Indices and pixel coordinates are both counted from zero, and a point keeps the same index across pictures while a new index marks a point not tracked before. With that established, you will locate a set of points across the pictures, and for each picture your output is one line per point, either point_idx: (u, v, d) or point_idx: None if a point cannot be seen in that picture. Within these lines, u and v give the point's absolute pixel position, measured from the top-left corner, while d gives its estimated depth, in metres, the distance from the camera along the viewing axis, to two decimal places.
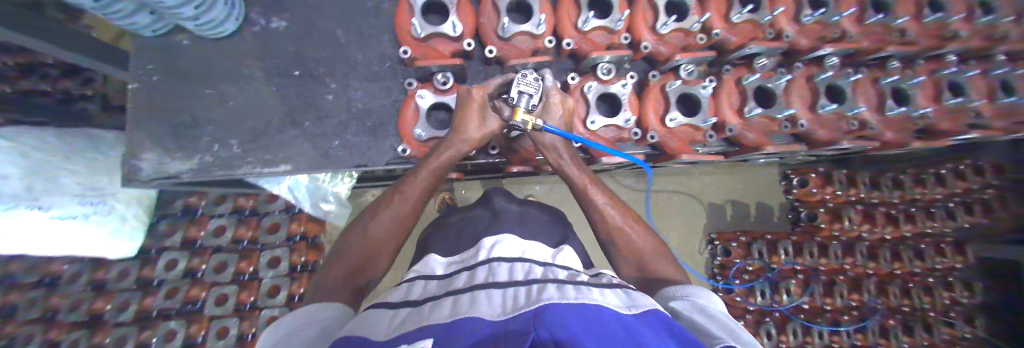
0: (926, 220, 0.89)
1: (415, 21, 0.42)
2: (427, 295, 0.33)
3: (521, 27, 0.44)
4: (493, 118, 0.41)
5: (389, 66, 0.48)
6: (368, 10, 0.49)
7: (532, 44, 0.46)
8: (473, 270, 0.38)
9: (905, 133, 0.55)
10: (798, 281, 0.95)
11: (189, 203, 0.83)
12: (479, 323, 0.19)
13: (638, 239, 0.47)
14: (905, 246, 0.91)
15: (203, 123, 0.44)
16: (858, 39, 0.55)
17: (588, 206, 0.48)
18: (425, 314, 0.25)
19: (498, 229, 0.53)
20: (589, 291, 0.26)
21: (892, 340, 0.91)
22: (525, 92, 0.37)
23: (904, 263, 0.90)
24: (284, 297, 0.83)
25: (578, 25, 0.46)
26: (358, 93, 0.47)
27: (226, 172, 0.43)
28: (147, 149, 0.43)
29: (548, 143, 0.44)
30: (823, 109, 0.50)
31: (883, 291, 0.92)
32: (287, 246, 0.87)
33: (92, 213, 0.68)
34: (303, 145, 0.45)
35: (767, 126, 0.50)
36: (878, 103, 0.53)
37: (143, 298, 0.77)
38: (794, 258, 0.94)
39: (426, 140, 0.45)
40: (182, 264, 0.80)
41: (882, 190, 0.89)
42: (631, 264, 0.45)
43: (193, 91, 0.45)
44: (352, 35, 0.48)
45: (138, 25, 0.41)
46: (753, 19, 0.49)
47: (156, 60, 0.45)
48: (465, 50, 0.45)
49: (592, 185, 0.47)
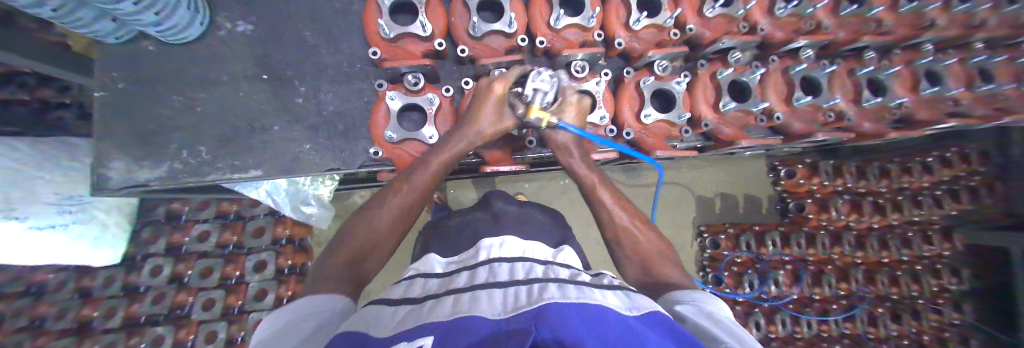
0: (914, 209, 0.90)
1: (384, 23, 0.42)
2: (428, 292, 0.33)
3: (493, 27, 0.44)
4: (510, 114, 0.42)
5: (359, 67, 0.48)
6: (337, 9, 0.49)
7: (504, 44, 0.46)
8: (471, 273, 0.37)
9: (876, 122, 0.56)
10: (786, 272, 0.96)
11: (175, 209, 0.84)
12: (478, 322, 0.19)
13: (641, 239, 0.46)
14: (891, 234, 0.93)
15: (171, 130, 0.44)
16: (829, 29, 0.55)
17: (593, 202, 0.49)
18: (426, 312, 0.25)
19: (497, 229, 0.53)
20: (589, 293, 0.26)
21: (880, 329, 0.94)
22: (539, 89, 0.40)
23: (891, 251, 0.91)
24: (272, 301, 0.84)
25: (550, 23, 0.46)
26: (326, 95, 0.47)
27: (195, 179, 0.44)
28: (115, 157, 0.43)
29: (560, 142, 0.45)
30: (800, 101, 0.50)
31: (871, 280, 0.93)
32: (272, 250, 0.87)
33: (71, 222, 0.69)
34: (272, 149, 0.45)
35: (743, 119, 0.51)
36: (855, 94, 0.54)
37: (129, 305, 0.77)
38: (782, 250, 0.94)
39: (397, 141, 0.45)
40: (167, 270, 0.79)
41: (870, 179, 0.90)
42: (636, 266, 0.44)
43: (161, 95, 0.45)
44: (319, 35, 0.48)
45: (100, 32, 0.41)
46: (727, 12, 0.49)
47: (120, 65, 0.45)
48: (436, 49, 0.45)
49: (598, 186, 0.48)
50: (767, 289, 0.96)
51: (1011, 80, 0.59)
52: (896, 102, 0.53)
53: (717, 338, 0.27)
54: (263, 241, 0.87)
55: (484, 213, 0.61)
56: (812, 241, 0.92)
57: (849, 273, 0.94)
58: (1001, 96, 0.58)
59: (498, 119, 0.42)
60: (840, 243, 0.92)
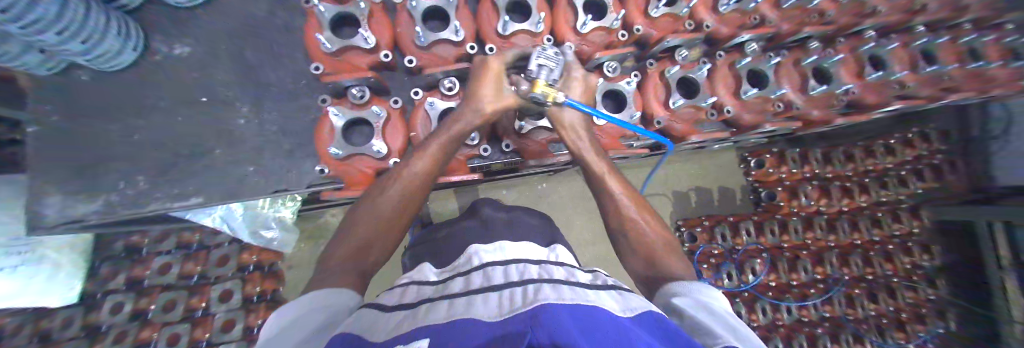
0: (880, 189, 0.92)
1: (323, 39, 0.46)
2: (422, 296, 0.32)
3: (440, 36, 0.48)
4: (509, 91, 0.43)
5: (304, 83, 0.52)
6: (283, 31, 0.54)
7: (453, 52, 0.50)
8: (469, 278, 0.36)
9: (825, 109, 0.59)
10: (764, 262, 0.95)
11: (133, 242, 0.81)
12: (475, 324, 0.19)
13: (647, 228, 0.46)
14: (857, 215, 0.96)
15: (112, 160, 0.46)
16: (773, 23, 0.60)
17: (600, 192, 0.48)
18: (423, 315, 0.24)
19: (491, 238, 0.52)
20: (583, 293, 0.26)
21: (858, 309, 0.94)
22: (545, 64, 0.39)
23: (861, 232, 0.95)
24: (240, 331, 0.81)
25: (498, 31, 0.50)
26: (270, 113, 0.50)
27: (134, 211, 0.45)
28: (49, 194, 0.44)
29: (567, 121, 0.46)
30: (746, 94, 0.56)
31: (846, 262, 0.95)
32: (238, 278, 0.85)
33: (20, 264, 0.67)
34: (213, 173, 0.47)
35: (693, 114, 0.55)
36: (801, 84, 0.59)
37: (90, 347, 0.73)
38: (757, 238, 0.95)
39: (343, 157, 0.47)
40: (128, 307, 0.77)
41: (835, 164, 0.93)
42: (640, 257, 0.44)
43: (100, 124, 0.47)
44: (263, 56, 0.52)
45: (31, 65, 0.42)
46: (672, 12, 0.54)
47: (52, 97, 0.46)
48: (382, 61, 0.48)
49: (608, 173, 0.47)
50: (744, 279, 0.95)
51: (947, 57, 0.63)
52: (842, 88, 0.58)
53: (712, 332, 0.27)
54: (230, 268, 0.85)
55: (473, 221, 0.61)
56: (784, 225, 0.94)
57: (826, 259, 0.94)
58: (943, 75, 0.61)
59: (498, 98, 0.42)
60: (808, 227, 0.94)
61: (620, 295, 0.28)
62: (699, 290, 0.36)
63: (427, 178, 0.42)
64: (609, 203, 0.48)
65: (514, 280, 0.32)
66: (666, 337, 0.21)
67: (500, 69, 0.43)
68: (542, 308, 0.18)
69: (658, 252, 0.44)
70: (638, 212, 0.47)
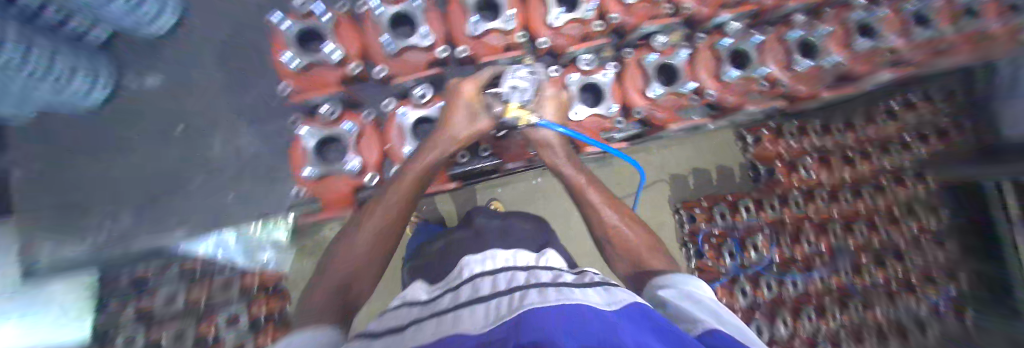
0: (881, 156, 0.92)
1: (288, 56, 0.57)
2: (413, 317, 0.32)
3: (407, 43, 0.59)
4: (483, 117, 0.53)
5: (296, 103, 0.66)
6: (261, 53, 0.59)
7: (423, 56, 0.61)
8: (459, 291, 0.37)
9: (814, 84, 0.61)
10: (766, 236, 0.95)
11: (139, 275, 0.81)
12: (460, 337, 0.19)
13: (630, 234, 0.49)
14: (858, 181, 0.93)
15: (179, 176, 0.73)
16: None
17: (583, 203, 0.53)
18: (415, 337, 0.24)
19: (482, 246, 0.54)
20: (568, 292, 0.28)
21: (867, 277, 0.90)
22: (516, 87, 0.52)
23: (865, 201, 0.91)
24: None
25: (470, 32, 0.59)
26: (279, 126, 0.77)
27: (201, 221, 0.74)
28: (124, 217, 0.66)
29: (541, 139, 0.54)
30: (727, 75, 0.59)
31: (849, 230, 0.91)
32: (243, 300, 0.85)
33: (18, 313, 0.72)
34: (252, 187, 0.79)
35: (676, 100, 0.61)
36: (788, 60, 0.59)
37: None
38: (756, 214, 0.96)
39: (314, 178, 0.59)
40: (140, 341, 0.75)
41: (834, 133, 0.95)
42: (628, 263, 0.48)
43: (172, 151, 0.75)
44: (265, 97, 0.80)
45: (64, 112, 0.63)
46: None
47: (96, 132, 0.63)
48: (351, 73, 0.61)
49: (585, 184, 0.53)
50: (745, 255, 0.96)
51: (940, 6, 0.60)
52: (829, 60, 0.58)
53: (697, 317, 0.28)
54: (233, 294, 0.84)
55: (466, 232, 0.64)
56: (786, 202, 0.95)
57: (844, 234, 0.92)
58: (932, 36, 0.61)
59: (471, 123, 0.52)
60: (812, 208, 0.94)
61: (606, 291, 0.31)
62: (688, 281, 0.37)
63: (408, 202, 0.49)
64: (592, 212, 0.52)
65: (502, 290, 0.33)
66: (657, 322, 0.22)
67: (476, 92, 0.53)
68: (524, 313, 0.19)
69: (645, 255, 0.47)
70: (620, 219, 0.50)
